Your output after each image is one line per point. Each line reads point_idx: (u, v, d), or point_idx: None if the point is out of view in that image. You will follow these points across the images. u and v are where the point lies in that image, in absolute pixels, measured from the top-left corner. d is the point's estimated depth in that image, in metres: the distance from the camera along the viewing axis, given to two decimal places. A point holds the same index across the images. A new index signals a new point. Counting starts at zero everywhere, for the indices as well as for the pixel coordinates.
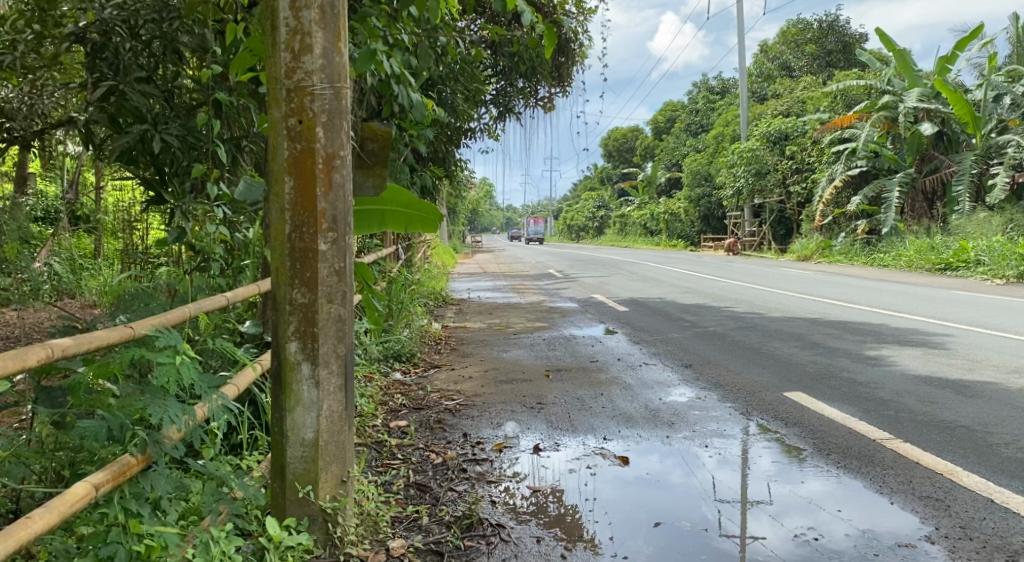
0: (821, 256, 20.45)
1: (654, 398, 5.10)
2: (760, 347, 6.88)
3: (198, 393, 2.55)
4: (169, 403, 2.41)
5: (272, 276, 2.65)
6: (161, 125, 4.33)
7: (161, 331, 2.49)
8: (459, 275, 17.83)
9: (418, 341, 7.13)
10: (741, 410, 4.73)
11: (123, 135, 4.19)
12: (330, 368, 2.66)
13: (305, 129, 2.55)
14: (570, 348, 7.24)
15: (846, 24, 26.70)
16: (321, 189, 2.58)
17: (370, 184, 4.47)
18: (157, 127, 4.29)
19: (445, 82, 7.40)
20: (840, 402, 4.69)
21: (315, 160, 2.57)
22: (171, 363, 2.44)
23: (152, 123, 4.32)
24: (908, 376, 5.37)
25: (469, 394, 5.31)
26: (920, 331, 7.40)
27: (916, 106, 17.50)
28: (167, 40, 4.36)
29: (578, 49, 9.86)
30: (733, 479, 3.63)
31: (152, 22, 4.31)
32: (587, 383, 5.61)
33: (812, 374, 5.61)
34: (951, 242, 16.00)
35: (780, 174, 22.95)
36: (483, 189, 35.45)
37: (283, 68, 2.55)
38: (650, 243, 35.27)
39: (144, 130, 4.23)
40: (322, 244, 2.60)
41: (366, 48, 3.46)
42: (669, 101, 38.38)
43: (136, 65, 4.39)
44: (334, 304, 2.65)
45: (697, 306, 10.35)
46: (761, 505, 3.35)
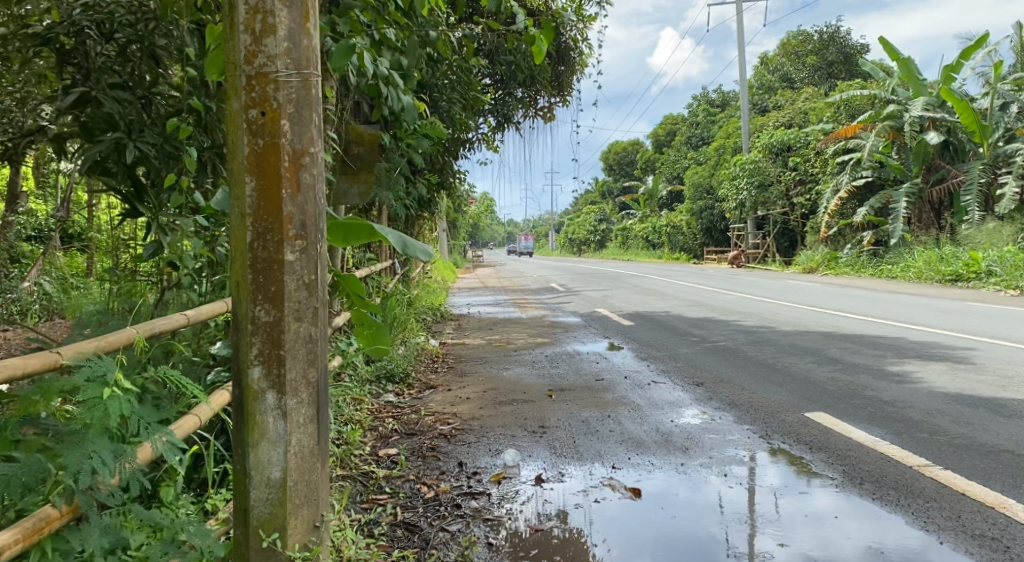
0: (827, 268, 20.08)
1: (665, 420, 4.74)
2: (775, 363, 6.52)
3: (137, 430, 2.21)
4: (99, 445, 2.08)
5: (232, 292, 2.31)
6: (135, 133, 3.89)
7: (87, 362, 2.14)
8: (458, 290, 17.50)
9: (414, 359, 6.77)
10: (757, 432, 4.38)
11: (96, 145, 3.73)
12: (300, 397, 2.32)
13: (268, 122, 2.23)
14: (573, 365, 6.88)
15: (846, 36, 26.50)
16: (287, 190, 2.25)
17: (355, 192, 4.13)
18: (132, 136, 3.85)
19: (441, 91, 7.12)
20: (868, 424, 4.33)
21: (280, 157, 2.24)
22: (99, 398, 2.10)
23: (126, 131, 3.87)
24: (939, 394, 5.00)
25: (466, 417, 4.95)
26: (942, 345, 7.05)
27: (922, 115, 17.24)
28: (144, 44, 4.02)
29: (578, 58, 9.62)
30: (736, 506, 3.35)
31: (128, 26, 3.99)
32: (592, 404, 5.25)
33: (834, 392, 5.24)
34: (961, 253, 15.65)
35: (783, 185, 22.65)
36: (484, 203, 35.21)
37: (242, 52, 2.22)
38: (652, 256, 34.95)
39: (119, 138, 3.78)
40: (289, 253, 2.27)
41: (344, 42, 3.15)
42: (669, 114, 38.23)
43: (108, 70, 4.00)
44: (303, 322, 2.30)
45: (704, 319, 9.99)
46: (766, 536, 3.07)
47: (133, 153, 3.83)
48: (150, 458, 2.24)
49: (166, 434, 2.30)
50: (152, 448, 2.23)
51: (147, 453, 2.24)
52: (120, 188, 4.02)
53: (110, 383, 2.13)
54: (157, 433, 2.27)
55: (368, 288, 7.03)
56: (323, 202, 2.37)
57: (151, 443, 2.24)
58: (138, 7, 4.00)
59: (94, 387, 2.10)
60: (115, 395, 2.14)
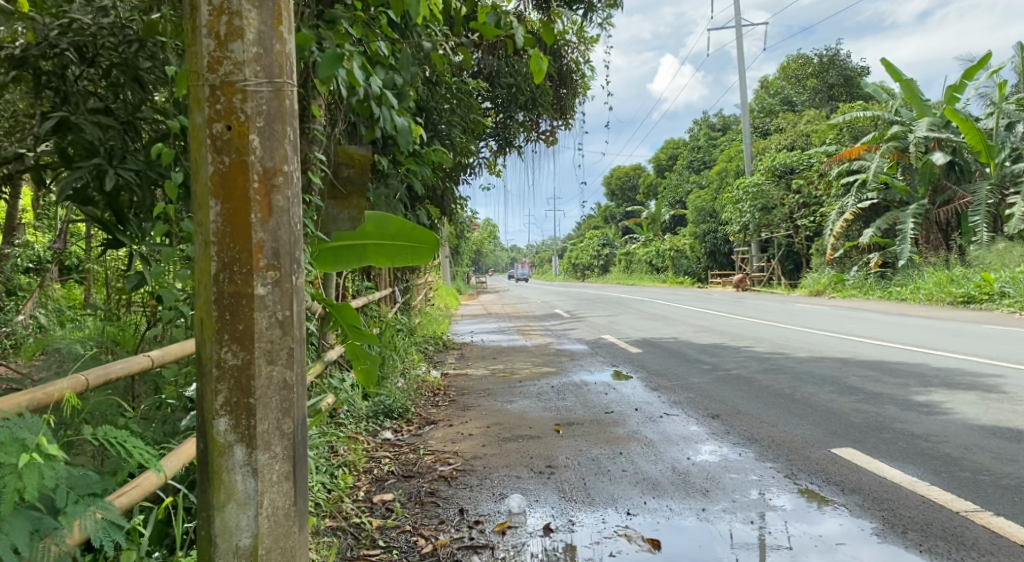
0: (834, 291, 19.74)
1: (681, 459, 4.41)
2: (793, 393, 6.19)
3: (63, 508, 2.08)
4: (15, 527, 1.94)
5: (196, 332, 2.03)
6: (117, 159, 3.56)
7: (9, 425, 2.04)
8: (460, 317, 17.16)
9: (413, 393, 6.46)
10: (781, 471, 4.07)
11: (72, 173, 3.38)
12: (273, 451, 2.01)
13: (235, 137, 1.95)
14: (581, 397, 6.56)
15: (847, 59, 26.46)
16: (257, 214, 1.97)
17: (345, 217, 3.90)
18: (113, 162, 3.51)
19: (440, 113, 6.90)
20: (902, 461, 4.01)
21: (249, 177, 1.96)
22: (17, 468, 1.97)
23: (107, 157, 3.54)
24: (976, 427, 4.66)
25: (468, 456, 4.63)
26: (967, 371, 6.73)
27: (927, 135, 17.07)
28: (126, 67, 3.71)
29: (580, 80, 9.49)
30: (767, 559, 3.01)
31: (110, 48, 3.68)
32: (603, 440, 4.93)
33: (860, 425, 4.92)
34: (972, 275, 15.36)
35: (787, 208, 22.42)
36: (487, 229, 34.96)
37: (205, 59, 1.95)
38: (656, 280, 34.62)
39: (98, 165, 3.44)
40: (260, 287, 1.98)
41: (331, 51, 2.93)
42: (671, 139, 38.13)
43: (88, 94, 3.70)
44: (276, 365, 2.01)
45: (714, 346, 9.66)
46: None
47: (114, 180, 3.47)
48: (82, 537, 2.11)
49: (100, 508, 2.16)
50: (82, 526, 2.10)
51: (78, 532, 2.11)
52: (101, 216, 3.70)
53: (30, 449, 2.01)
54: (88, 509, 2.14)
55: (365, 318, 6.73)
56: (300, 227, 2.09)
57: (82, 520, 2.10)
58: (118, 27, 3.67)
59: (12, 455, 1.98)
60: (33, 463, 2.00)
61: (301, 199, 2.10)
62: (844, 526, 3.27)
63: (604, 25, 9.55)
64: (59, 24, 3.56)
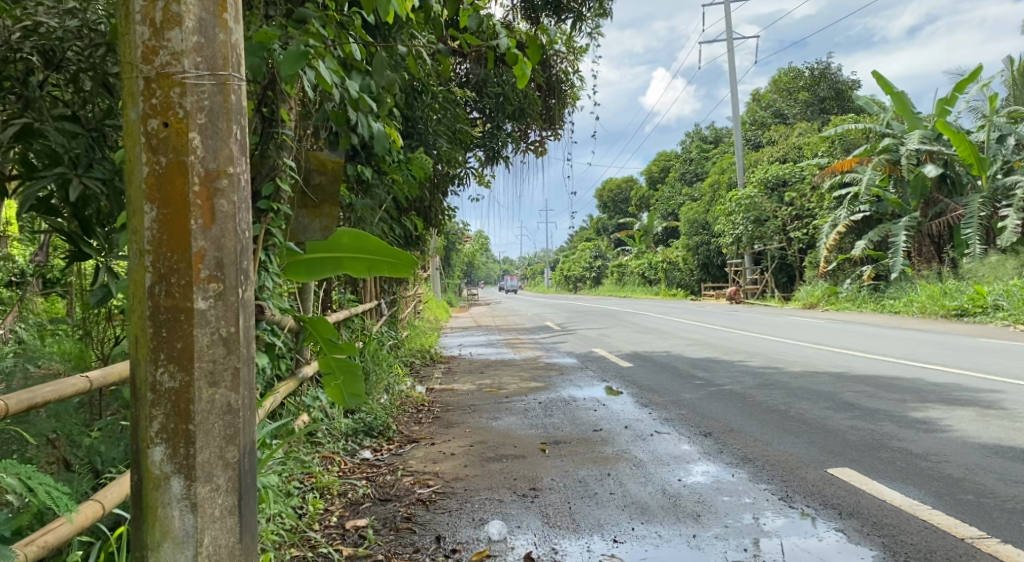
0: (827, 303, 19.60)
1: (671, 480, 4.21)
2: (788, 409, 6.01)
3: None
4: None
5: (130, 352, 1.83)
6: (84, 167, 3.13)
7: None
8: (450, 330, 16.93)
9: (396, 410, 6.24)
10: (775, 493, 3.88)
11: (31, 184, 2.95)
12: (215, 483, 1.82)
13: (173, 135, 1.77)
14: (569, 413, 6.35)
15: (838, 72, 26.49)
16: (198, 221, 1.78)
17: (317, 227, 3.79)
18: (78, 170, 3.09)
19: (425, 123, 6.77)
20: (902, 482, 3.82)
21: (188, 179, 1.77)
22: None
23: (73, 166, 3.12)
24: (976, 446, 4.49)
25: (449, 477, 4.42)
26: (965, 387, 6.56)
27: (919, 147, 17.05)
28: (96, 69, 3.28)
29: (570, 91, 9.38)
30: None
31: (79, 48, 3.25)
32: (590, 460, 4.73)
33: (857, 443, 4.73)
34: (965, 288, 15.25)
35: (779, 220, 22.29)
36: (479, 241, 34.74)
37: (139, 48, 1.77)
38: (649, 292, 34.43)
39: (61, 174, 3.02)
40: (200, 301, 1.79)
41: (293, 48, 2.79)
42: (663, 152, 38.12)
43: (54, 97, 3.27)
44: (219, 389, 1.81)
45: (707, 360, 9.47)
46: None
47: (79, 190, 3.05)
48: None
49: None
50: None
51: None
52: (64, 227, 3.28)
53: None
54: None
55: (347, 332, 6.52)
56: (248, 235, 1.89)
57: None
58: (86, 30, 3.26)
59: None
60: None
61: (249, 204, 1.91)
62: (844, 554, 3.07)
63: (593, 34, 9.45)
64: (22, 25, 3.14)
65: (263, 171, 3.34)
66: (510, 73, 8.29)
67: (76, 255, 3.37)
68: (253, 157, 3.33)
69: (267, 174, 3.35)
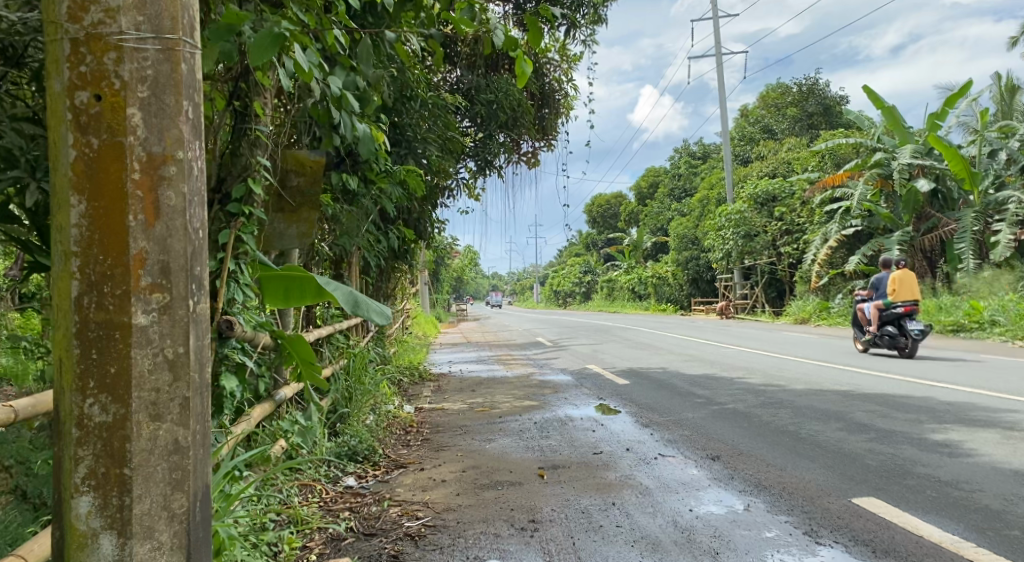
0: (819, 318, 19.32)
1: (682, 511, 3.87)
2: (798, 430, 5.69)
3: None
4: None
5: (53, 377, 1.67)
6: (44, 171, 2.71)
7: None
8: (438, 346, 16.52)
9: (382, 431, 5.88)
10: (798, 526, 3.56)
11: None
12: (157, 540, 1.66)
13: (107, 113, 1.63)
14: (565, 434, 6.01)
15: (826, 88, 26.43)
16: (136, 216, 1.64)
17: (293, 232, 3.59)
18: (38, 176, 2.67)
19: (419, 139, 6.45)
20: (939, 516, 3.53)
21: (126, 164, 1.63)
22: None
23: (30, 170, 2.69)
24: (1007, 473, 4.20)
25: (439, 508, 4.06)
26: (979, 406, 6.28)
27: (911, 162, 16.85)
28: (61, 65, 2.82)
29: (563, 100, 9.15)
30: None
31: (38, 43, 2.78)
32: (592, 486, 4.40)
33: (878, 468, 4.43)
34: (960, 304, 14.99)
35: (769, 235, 22.12)
36: (467, 255, 34.29)
37: (65, 10, 1.63)
38: (638, 307, 34.11)
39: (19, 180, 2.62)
40: (140, 314, 1.64)
41: (265, 33, 2.43)
42: (651, 167, 38.03)
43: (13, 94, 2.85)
44: (163, 424, 1.66)
45: (705, 377, 9.15)
46: None
47: (36, 198, 2.64)
48: None
49: None
50: None
51: None
52: (23, 235, 2.90)
53: None
54: None
55: (333, 348, 6.17)
56: (199, 231, 1.75)
57: None
58: None
59: None
60: None
61: (199, 194, 1.77)
62: None
63: (587, 42, 9.20)
64: None
65: (235, 172, 3.05)
66: (504, 80, 8.02)
67: (33, 265, 2.97)
68: (225, 154, 3.06)
69: (238, 175, 3.05)
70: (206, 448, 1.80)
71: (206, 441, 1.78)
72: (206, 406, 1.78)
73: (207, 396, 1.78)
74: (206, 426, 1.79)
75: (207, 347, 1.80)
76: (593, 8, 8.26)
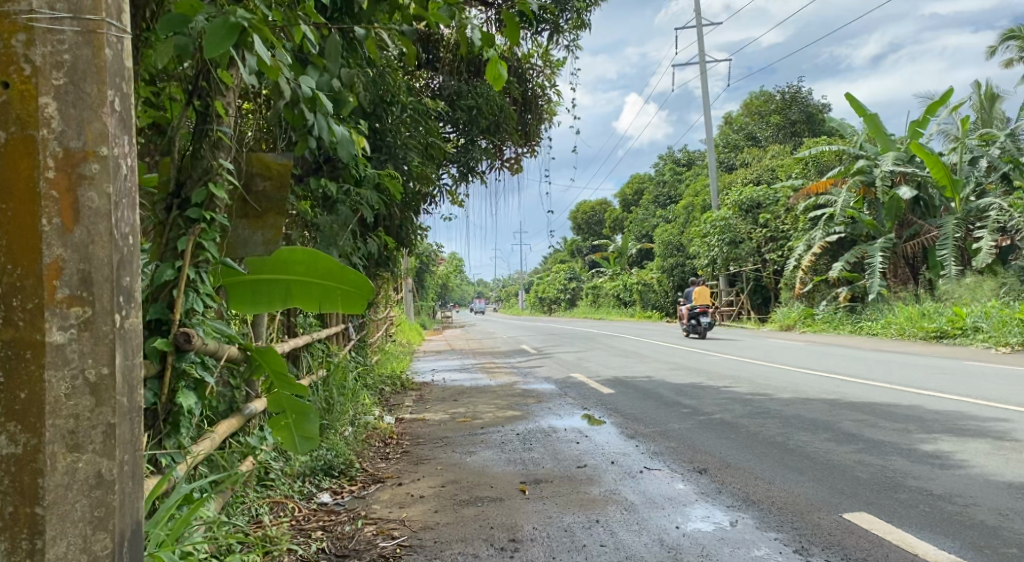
0: (804, 325, 19.27)
1: (669, 528, 3.73)
2: (786, 441, 5.56)
3: None
4: None
5: None
6: None
7: None
8: (422, 355, 16.30)
9: (360, 443, 5.71)
10: (788, 544, 3.41)
11: None
12: None
13: (19, 102, 1.76)
14: (549, 446, 5.85)
15: (808, 96, 26.50)
16: (48, 219, 1.77)
17: (259, 240, 3.44)
18: None
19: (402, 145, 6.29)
20: (934, 533, 3.40)
21: (40, 157, 1.77)
22: None
23: None
24: (1001, 485, 4.08)
25: (416, 527, 3.89)
26: (968, 415, 6.18)
27: (894, 169, 16.88)
28: None
29: (546, 106, 9.04)
30: None
31: None
32: (575, 502, 4.25)
33: (869, 481, 4.30)
34: (943, 309, 14.95)
35: (754, 242, 22.08)
36: (453, 262, 34.00)
37: None
38: (624, 314, 33.96)
39: None
40: (57, 332, 1.77)
41: (220, 19, 2.33)
42: (636, 175, 38.07)
43: None
44: (84, 455, 1.80)
45: (691, 385, 9.02)
46: None
47: None
48: None
49: None
50: None
51: None
52: None
53: None
54: None
55: (312, 358, 5.98)
56: (122, 234, 1.89)
57: None
58: None
59: None
60: None
61: (125, 189, 1.92)
62: None
63: (571, 47, 9.09)
64: None
65: (196, 176, 2.95)
66: (486, 85, 7.88)
67: None
68: (185, 157, 2.98)
69: (199, 178, 2.96)
70: (135, 475, 1.94)
71: (134, 471, 1.93)
72: (134, 431, 1.92)
73: (135, 421, 1.92)
74: (134, 452, 1.93)
75: (135, 371, 1.94)
76: (576, 13, 8.13)
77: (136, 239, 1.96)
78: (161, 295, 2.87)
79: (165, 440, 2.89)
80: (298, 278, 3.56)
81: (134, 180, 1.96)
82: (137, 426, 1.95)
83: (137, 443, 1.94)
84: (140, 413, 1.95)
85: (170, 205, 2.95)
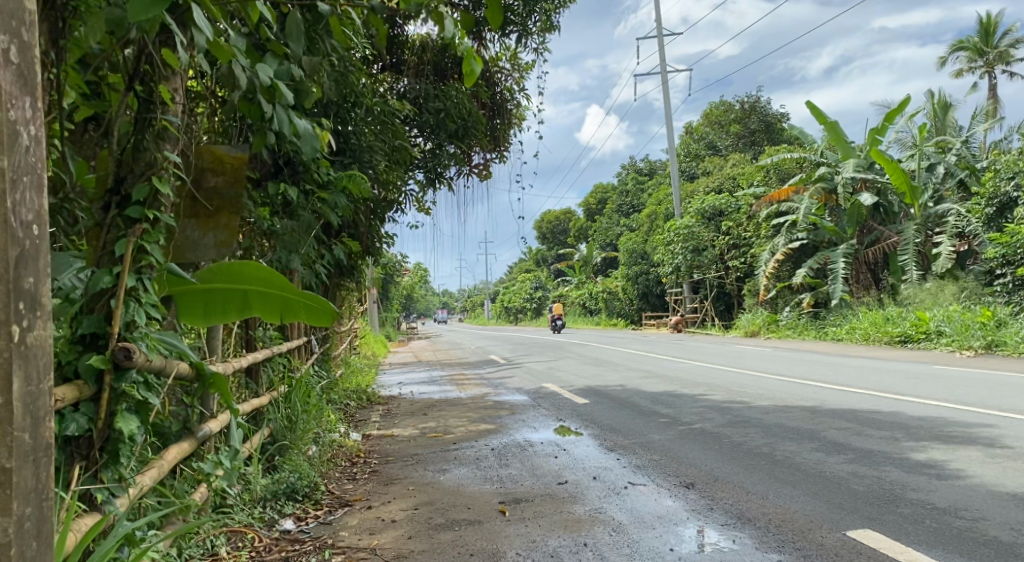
0: (768, 331, 19.22)
1: (663, 551, 3.46)
2: (773, 452, 5.35)
3: None
4: None
5: None
6: None
7: None
8: (384, 367, 15.80)
9: (324, 464, 5.37)
10: None
11: None
12: None
13: None
14: (526, 462, 5.56)
15: (767, 105, 26.65)
16: None
17: (211, 242, 3.14)
18: None
19: (364, 147, 5.97)
20: (947, 552, 3.19)
21: None
22: None
23: None
24: (1004, 496, 3.91)
25: (389, 556, 3.57)
26: (953, 422, 6.03)
27: (854, 176, 17.02)
28: None
29: (515, 110, 8.78)
30: None
31: None
32: (560, 523, 3.97)
33: (869, 494, 4.10)
34: (907, 314, 14.98)
35: (717, 250, 22.09)
36: (417, 273, 33.41)
37: None
38: (589, 322, 33.76)
39: None
40: None
41: None
42: (599, 184, 38.04)
43: None
44: None
45: (666, 394, 8.79)
46: None
47: None
48: None
49: None
50: None
51: None
52: None
53: None
54: None
55: (274, 371, 5.64)
56: (21, 221, 1.72)
57: None
58: None
59: None
60: None
61: (29, 164, 1.77)
62: None
63: (539, 51, 8.89)
64: None
65: (138, 171, 2.63)
66: (453, 88, 7.58)
67: None
68: (126, 150, 2.65)
69: (141, 173, 2.63)
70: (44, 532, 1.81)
71: (41, 519, 1.79)
72: (40, 476, 1.78)
73: (41, 462, 1.79)
74: (41, 501, 1.79)
75: (42, 398, 1.80)
76: (544, 15, 7.86)
77: (44, 226, 1.79)
78: (97, 306, 2.53)
79: (102, 472, 2.53)
80: (256, 288, 3.30)
81: (42, 152, 1.80)
82: (46, 469, 1.81)
83: (44, 491, 1.80)
84: (50, 450, 1.82)
85: (108, 204, 2.62)
